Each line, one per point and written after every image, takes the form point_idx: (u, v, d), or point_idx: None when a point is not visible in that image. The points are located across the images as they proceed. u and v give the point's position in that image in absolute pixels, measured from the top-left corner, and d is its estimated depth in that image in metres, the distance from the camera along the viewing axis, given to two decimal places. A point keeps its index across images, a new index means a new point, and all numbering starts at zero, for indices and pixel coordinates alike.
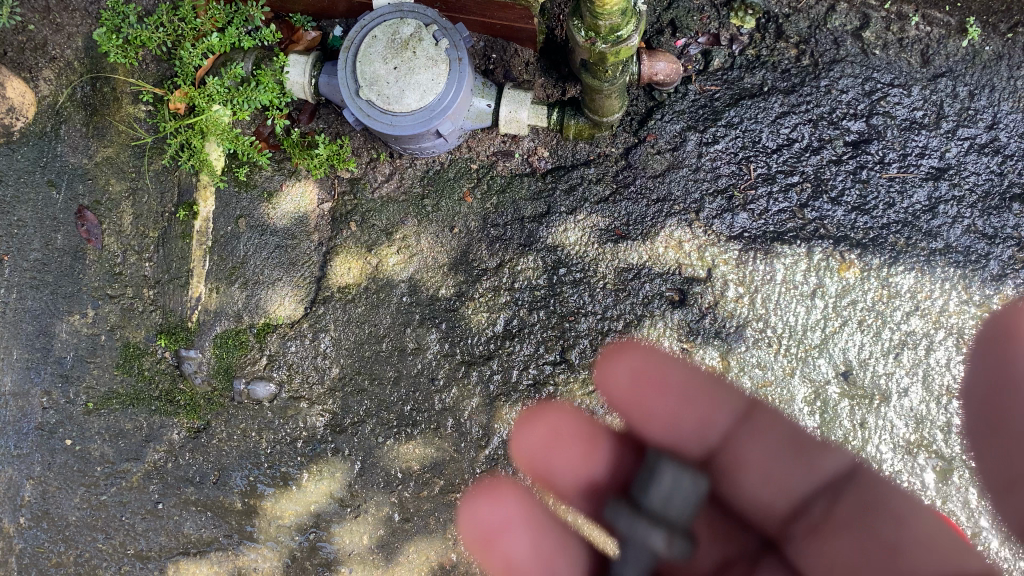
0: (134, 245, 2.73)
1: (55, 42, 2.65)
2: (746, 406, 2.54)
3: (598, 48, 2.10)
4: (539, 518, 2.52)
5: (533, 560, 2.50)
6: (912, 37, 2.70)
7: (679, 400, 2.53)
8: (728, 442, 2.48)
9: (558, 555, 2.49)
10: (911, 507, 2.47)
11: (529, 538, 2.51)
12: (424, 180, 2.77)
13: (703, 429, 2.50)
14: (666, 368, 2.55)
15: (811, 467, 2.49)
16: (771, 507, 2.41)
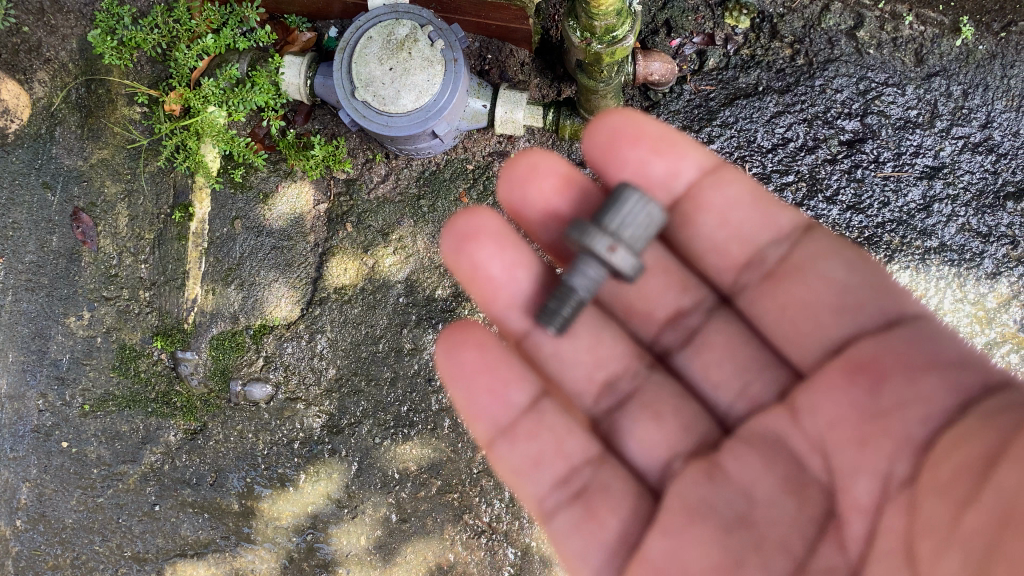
0: (130, 246, 2.69)
1: (50, 44, 2.65)
2: (719, 164, 1.85)
3: (594, 48, 2.10)
4: (481, 336, 1.84)
5: (473, 394, 1.85)
6: (905, 37, 2.69)
7: (643, 158, 1.84)
8: (683, 204, 1.86)
9: (508, 386, 1.84)
10: (827, 283, 1.73)
11: (476, 356, 1.83)
12: (419, 181, 2.77)
13: (664, 182, 1.87)
14: (641, 135, 1.84)
15: (768, 216, 1.82)
16: (725, 253, 1.85)
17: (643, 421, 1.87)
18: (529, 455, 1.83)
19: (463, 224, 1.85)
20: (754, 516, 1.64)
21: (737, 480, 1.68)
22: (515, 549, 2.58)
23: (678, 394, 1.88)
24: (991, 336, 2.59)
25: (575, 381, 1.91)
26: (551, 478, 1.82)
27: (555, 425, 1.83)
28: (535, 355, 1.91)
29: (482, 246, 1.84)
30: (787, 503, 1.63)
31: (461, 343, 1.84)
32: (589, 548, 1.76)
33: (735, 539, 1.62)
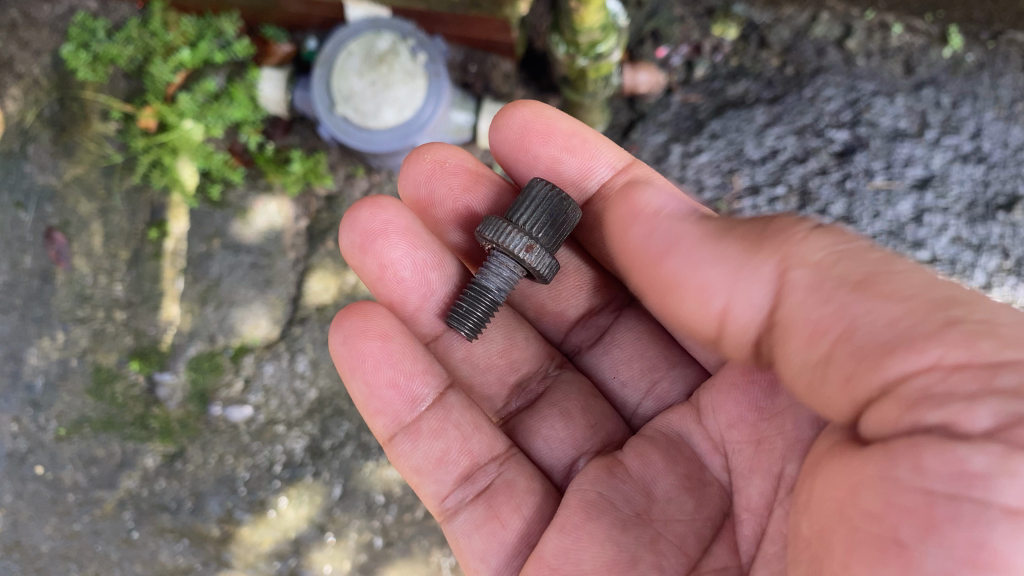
0: (105, 265, 2.61)
1: (23, 58, 2.62)
2: (630, 164, 1.78)
3: (579, 64, 2.04)
4: (385, 327, 1.68)
5: (374, 388, 1.68)
6: (894, 47, 2.68)
7: (554, 155, 1.77)
8: (595, 204, 1.77)
9: (412, 377, 1.69)
10: None
11: (379, 348, 1.67)
12: (402, 195, 2.70)
13: (576, 182, 1.79)
14: (552, 132, 1.77)
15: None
16: None
17: (551, 420, 1.76)
18: (429, 454, 1.68)
19: (368, 225, 1.75)
20: (651, 511, 1.45)
21: (637, 477, 1.51)
22: None
23: (589, 394, 1.79)
24: None
25: (486, 383, 1.84)
26: (454, 477, 1.68)
27: (461, 423, 1.69)
28: (445, 360, 1.83)
29: (390, 243, 1.74)
30: (685, 501, 1.45)
31: (363, 333, 1.66)
32: (489, 549, 1.61)
33: (628, 535, 1.41)
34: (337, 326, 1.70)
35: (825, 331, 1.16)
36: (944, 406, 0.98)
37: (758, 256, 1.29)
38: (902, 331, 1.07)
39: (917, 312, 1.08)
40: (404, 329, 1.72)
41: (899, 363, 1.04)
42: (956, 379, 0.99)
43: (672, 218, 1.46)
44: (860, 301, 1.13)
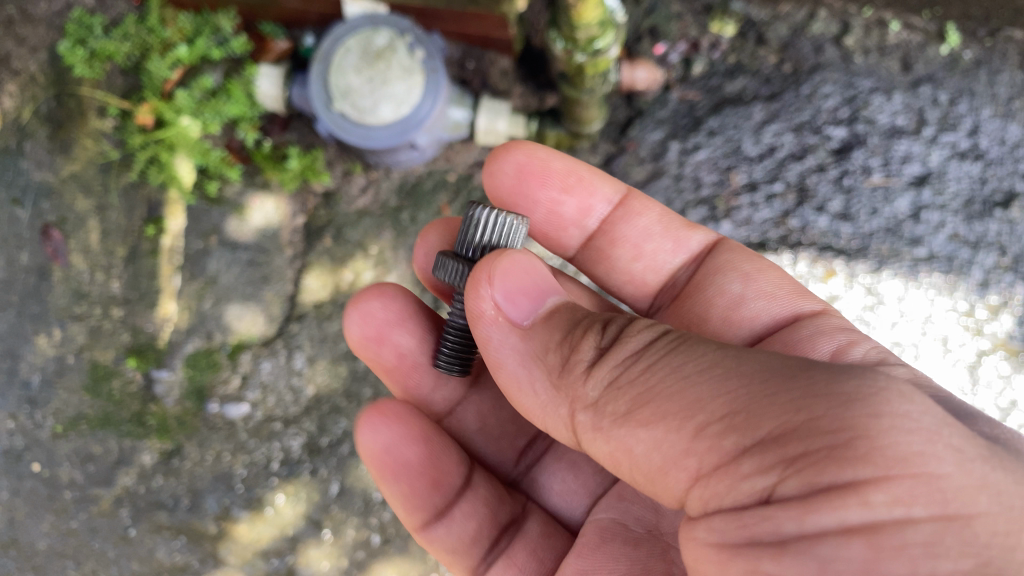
0: (101, 262, 2.60)
1: (19, 55, 2.60)
2: (626, 196, 1.84)
3: (577, 59, 2.05)
4: (398, 409, 1.69)
5: (416, 488, 1.67)
6: (892, 45, 2.65)
7: (555, 198, 1.83)
8: (598, 236, 1.87)
9: (430, 449, 1.68)
10: (722, 296, 1.70)
11: (422, 451, 1.68)
12: (400, 192, 2.70)
13: (576, 220, 1.86)
14: (548, 172, 1.81)
15: (676, 239, 1.83)
16: (641, 283, 1.87)
17: (560, 473, 1.77)
18: (464, 534, 1.67)
19: (378, 313, 1.79)
20: (660, 527, 1.46)
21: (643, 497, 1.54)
22: None
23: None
24: (981, 343, 2.57)
25: (500, 450, 1.83)
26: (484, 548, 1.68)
27: (489, 498, 1.69)
28: (461, 436, 1.83)
29: (403, 330, 1.79)
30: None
31: (406, 437, 1.68)
32: None
33: (640, 549, 1.43)
34: (372, 431, 1.68)
35: (620, 461, 1.12)
36: (732, 522, 0.96)
37: (553, 394, 1.22)
38: (666, 454, 1.03)
39: (684, 423, 1.00)
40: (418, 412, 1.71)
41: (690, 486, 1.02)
42: (734, 496, 0.95)
43: (474, 271, 1.28)
44: (631, 435, 1.07)
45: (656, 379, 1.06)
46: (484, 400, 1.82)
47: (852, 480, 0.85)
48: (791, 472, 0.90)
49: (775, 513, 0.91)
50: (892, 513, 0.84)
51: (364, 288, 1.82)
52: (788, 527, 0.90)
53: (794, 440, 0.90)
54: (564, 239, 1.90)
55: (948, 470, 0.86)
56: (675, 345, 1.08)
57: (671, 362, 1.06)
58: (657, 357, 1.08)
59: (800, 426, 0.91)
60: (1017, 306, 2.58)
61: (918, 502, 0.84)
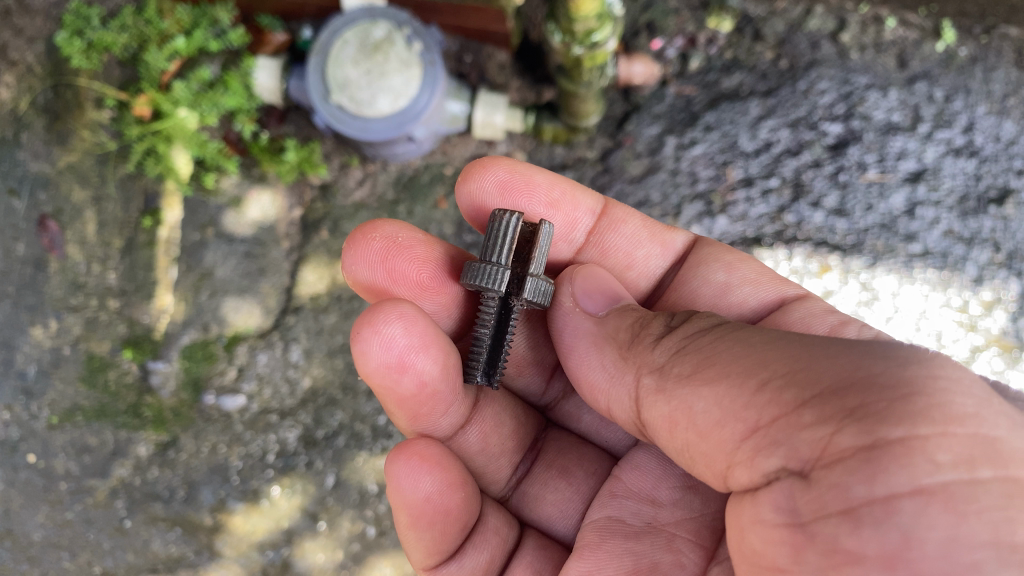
0: (98, 254, 2.60)
1: (17, 46, 2.58)
2: (608, 205, 1.84)
3: (574, 53, 2.05)
4: (431, 452, 1.58)
5: (447, 533, 1.59)
6: (888, 41, 2.66)
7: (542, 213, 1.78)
8: (586, 248, 1.84)
9: (454, 488, 1.58)
10: (708, 287, 1.72)
11: (462, 498, 1.59)
12: (397, 186, 2.71)
13: (565, 235, 1.83)
14: (533, 187, 1.77)
15: (663, 242, 1.83)
16: (634, 291, 1.85)
17: (553, 483, 1.75)
18: (476, 567, 1.64)
19: (398, 339, 1.54)
20: (660, 520, 1.48)
21: (640, 489, 1.56)
22: None
23: (577, 442, 1.82)
24: (975, 340, 2.57)
25: (497, 469, 1.77)
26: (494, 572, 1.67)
27: (498, 527, 1.68)
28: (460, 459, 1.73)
29: (427, 355, 1.57)
30: (689, 499, 1.46)
31: (450, 486, 1.58)
32: None
33: (643, 543, 1.46)
34: (414, 481, 1.55)
35: (677, 423, 1.23)
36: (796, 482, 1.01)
37: (620, 366, 1.38)
38: (726, 409, 1.12)
39: (750, 383, 1.10)
40: (441, 447, 1.61)
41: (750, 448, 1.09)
42: (794, 446, 1.02)
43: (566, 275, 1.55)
44: (694, 394, 1.18)
45: (723, 348, 1.19)
46: (487, 419, 1.75)
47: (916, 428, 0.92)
48: (851, 418, 0.97)
49: (834, 474, 0.96)
50: (959, 473, 0.90)
51: (368, 313, 1.54)
52: (856, 492, 0.93)
53: (854, 392, 0.99)
54: (551, 255, 1.86)
55: (1001, 435, 0.93)
56: (736, 328, 1.23)
57: (736, 339, 1.19)
58: (721, 334, 1.23)
59: (859, 381, 1.00)
60: (1011, 302, 2.59)
61: (983, 464, 0.90)
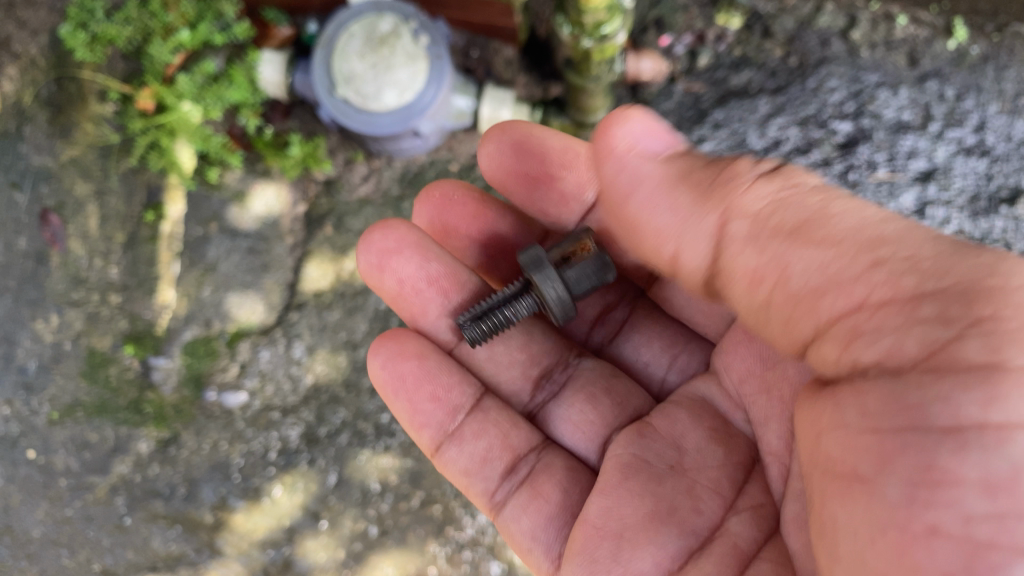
0: (100, 248, 2.57)
1: (20, 38, 2.54)
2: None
3: (583, 45, 2.02)
4: (394, 328, 1.81)
5: (415, 403, 1.77)
6: (899, 39, 2.64)
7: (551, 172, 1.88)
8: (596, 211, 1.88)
9: (413, 360, 1.77)
10: None
11: (416, 367, 1.76)
12: (402, 181, 2.70)
13: (574, 195, 1.88)
14: (545, 151, 1.88)
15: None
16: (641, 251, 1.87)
17: (579, 406, 1.78)
18: (475, 454, 1.75)
19: (377, 239, 1.78)
20: (684, 463, 1.55)
21: (667, 435, 1.61)
22: (501, 564, 2.47)
23: (611, 376, 1.81)
24: None
25: (512, 382, 1.85)
26: (500, 471, 1.74)
27: (501, 422, 1.76)
28: (472, 364, 1.84)
29: (400, 257, 1.77)
30: (715, 451, 1.55)
31: (400, 355, 1.76)
32: (537, 527, 1.67)
33: (664, 487, 1.51)
34: (372, 351, 1.80)
35: (761, 280, 1.25)
36: (893, 400, 1.04)
37: (694, 208, 1.30)
38: (830, 275, 1.15)
39: (874, 284, 1.10)
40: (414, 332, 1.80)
41: (850, 354, 1.13)
42: (902, 339, 1.06)
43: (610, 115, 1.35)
44: (792, 252, 1.20)
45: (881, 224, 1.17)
46: (491, 333, 1.83)
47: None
48: (961, 335, 1.01)
49: (941, 387, 0.99)
50: None
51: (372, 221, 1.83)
52: (967, 412, 0.97)
53: (977, 301, 1.01)
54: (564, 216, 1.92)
55: None
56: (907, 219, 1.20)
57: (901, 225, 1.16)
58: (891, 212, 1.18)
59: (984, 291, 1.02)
60: None
61: None
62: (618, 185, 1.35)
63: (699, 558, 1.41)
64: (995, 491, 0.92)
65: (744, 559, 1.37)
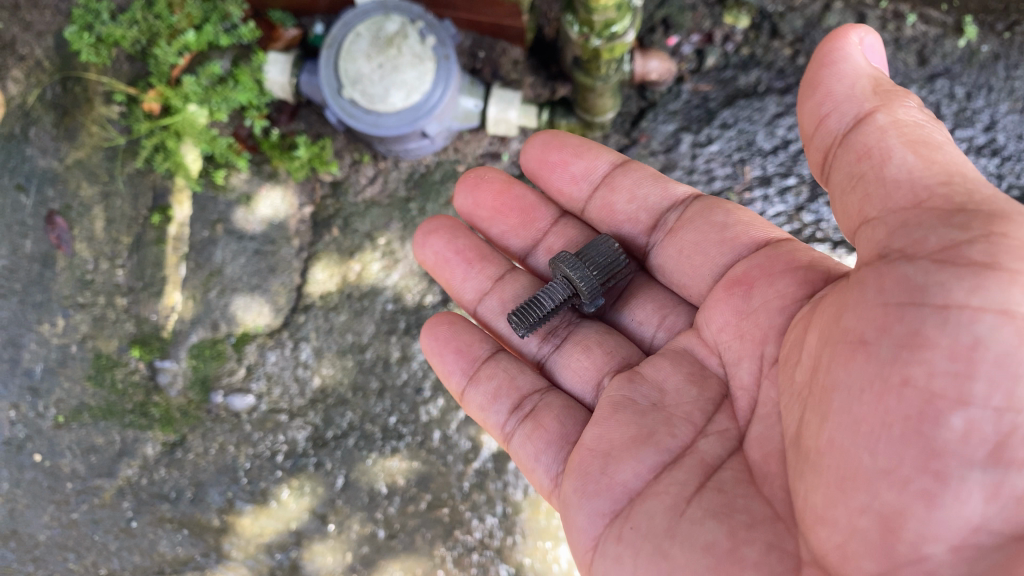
0: (106, 250, 2.56)
1: (25, 40, 2.53)
2: (628, 160, 1.96)
3: (592, 44, 2.01)
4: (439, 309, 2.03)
5: (443, 356, 1.95)
6: (908, 37, 2.61)
7: (564, 158, 2.01)
8: (599, 191, 1.98)
9: (445, 323, 1.98)
10: (710, 224, 1.74)
11: (446, 328, 1.96)
12: (408, 183, 2.70)
13: (582, 178, 2.00)
14: (563, 142, 2.01)
15: (665, 187, 1.88)
16: (636, 222, 1.93)
17: (576, 354, 1.86)
18: (487, 392, 1.86)
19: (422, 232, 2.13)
20: (665, 401, 1.56)
21: (652, 378, 1.63)
22: (509, 567, 2.45)
23: (603, 333, 1.87)
24: None
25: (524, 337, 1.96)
26: (507, 407, 1.82)
27: (510, 366, 1.87)
28: (491, 323, 2.03)
29: (435, 238, 2.09)
30: (691, 389, 1.57)
31: (435, 322, 1.98)
32: (539, 452, 1.72)
33: (648, 417, 1.53)
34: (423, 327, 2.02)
35: (866, 160, 1.29)
36: (897, 273, 1.17)
37: (875, 96, 1.34)
38: (918, 184, 1.21)
39: (915, 184, 1.22)
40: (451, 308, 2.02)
41: (874, 233, 1.24)
42: (928, 235, 1.16)
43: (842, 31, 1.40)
44: (905, 155, 1.25)
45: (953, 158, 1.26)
46: (506, 289, 2.01)
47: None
48: (981, 239, 1.11)
49: (945, 274, 1.11)
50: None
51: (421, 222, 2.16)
52: (955, 294, 1.10)
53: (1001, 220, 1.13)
54: (572, 199, 2.04)
55: None
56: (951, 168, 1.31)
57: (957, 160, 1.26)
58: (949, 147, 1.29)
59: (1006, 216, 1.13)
60: None
61: None
62: (828, 66, 1.39)
63: (671, 470, 1.42)
64: (964, 363, 1.06)
65: (712, 472, 1.39)
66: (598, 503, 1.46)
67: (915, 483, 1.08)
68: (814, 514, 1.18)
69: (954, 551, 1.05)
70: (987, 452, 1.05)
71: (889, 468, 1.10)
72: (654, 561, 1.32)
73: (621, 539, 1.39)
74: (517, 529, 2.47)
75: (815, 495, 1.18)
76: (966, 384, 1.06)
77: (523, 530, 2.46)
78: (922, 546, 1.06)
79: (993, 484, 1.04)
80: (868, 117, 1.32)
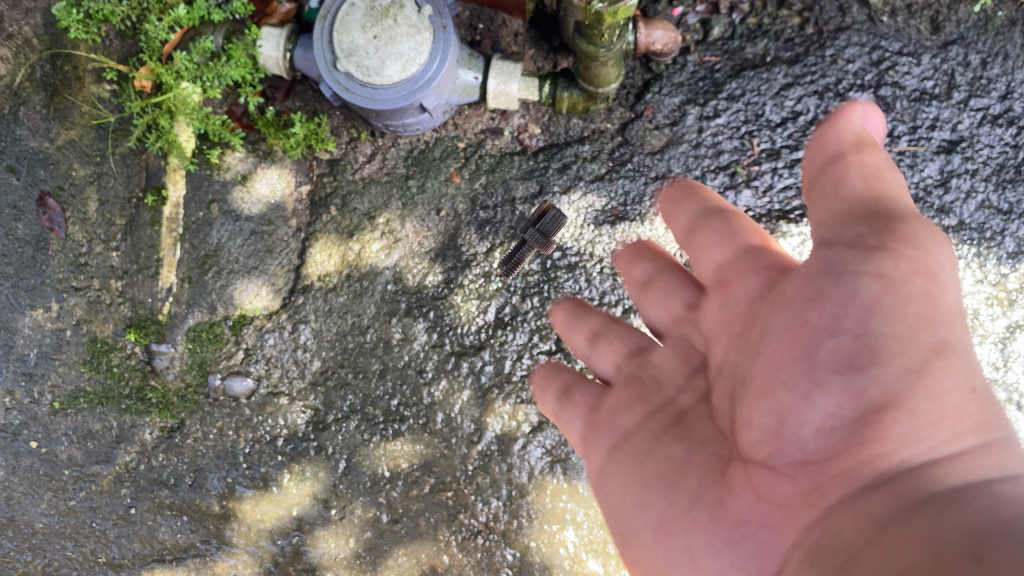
0: (100, 233, 2.48)
1: (12, 17, 2.32)
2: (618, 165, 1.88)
3: (595, 7, 1.93)
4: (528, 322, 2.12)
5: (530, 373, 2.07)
6: (921, 3, 2.46)
7: None
8: None
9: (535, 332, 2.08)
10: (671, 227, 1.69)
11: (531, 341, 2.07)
12: (408, 160, 2.61)
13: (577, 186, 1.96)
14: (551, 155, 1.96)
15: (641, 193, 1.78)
16: None
17: (603, 342, 1.91)
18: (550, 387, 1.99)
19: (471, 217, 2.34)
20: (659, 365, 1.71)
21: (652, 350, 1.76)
22: (514, 551, 2.45)
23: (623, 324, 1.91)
24: (1013, 317, 2.49)
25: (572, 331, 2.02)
26: (555, 397, 1.94)
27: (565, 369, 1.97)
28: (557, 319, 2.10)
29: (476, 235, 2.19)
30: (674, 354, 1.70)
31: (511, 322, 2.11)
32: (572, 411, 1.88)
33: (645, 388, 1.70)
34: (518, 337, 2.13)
35: (823, 188, 1.29)
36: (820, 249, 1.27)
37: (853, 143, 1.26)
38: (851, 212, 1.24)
39: (851, 206, 1.24)
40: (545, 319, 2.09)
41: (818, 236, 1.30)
42: (844, 222, 1.24)
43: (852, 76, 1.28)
44: (849, 185, 1.25)
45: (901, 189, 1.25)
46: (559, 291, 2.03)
47: (908, 246, 1.18)
48: (879, 229, 1.20)
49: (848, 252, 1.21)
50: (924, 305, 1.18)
51: None
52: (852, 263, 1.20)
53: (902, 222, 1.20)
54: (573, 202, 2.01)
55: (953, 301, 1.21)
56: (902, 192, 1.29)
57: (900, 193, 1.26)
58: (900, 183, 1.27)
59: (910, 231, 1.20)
60: None
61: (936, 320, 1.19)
62: (828, 125, 1.28)
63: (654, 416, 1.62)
64: (845, 310, 1.20)
65: (681, 414, 1.58)
66: (601, 441, 1.70)
67: (796, 389, 1.25)
68: (738, 418, 1.39)
69: (819, 433, 1.25)
70: (848, 364, 1.21)
71: (785, 376, 1.27)
72: (635, 470, 1.57)
73: (616, 458, 1.64)
74: (523, 512, 2.45)
75: (739, 409, 1.39)
76: (840, 320, 1.21)
77: (529, 513, 2.45)
78: (798, 437, 1.26)
79: (847, 384, 1.21)
80: (839, 162, 1.26)
